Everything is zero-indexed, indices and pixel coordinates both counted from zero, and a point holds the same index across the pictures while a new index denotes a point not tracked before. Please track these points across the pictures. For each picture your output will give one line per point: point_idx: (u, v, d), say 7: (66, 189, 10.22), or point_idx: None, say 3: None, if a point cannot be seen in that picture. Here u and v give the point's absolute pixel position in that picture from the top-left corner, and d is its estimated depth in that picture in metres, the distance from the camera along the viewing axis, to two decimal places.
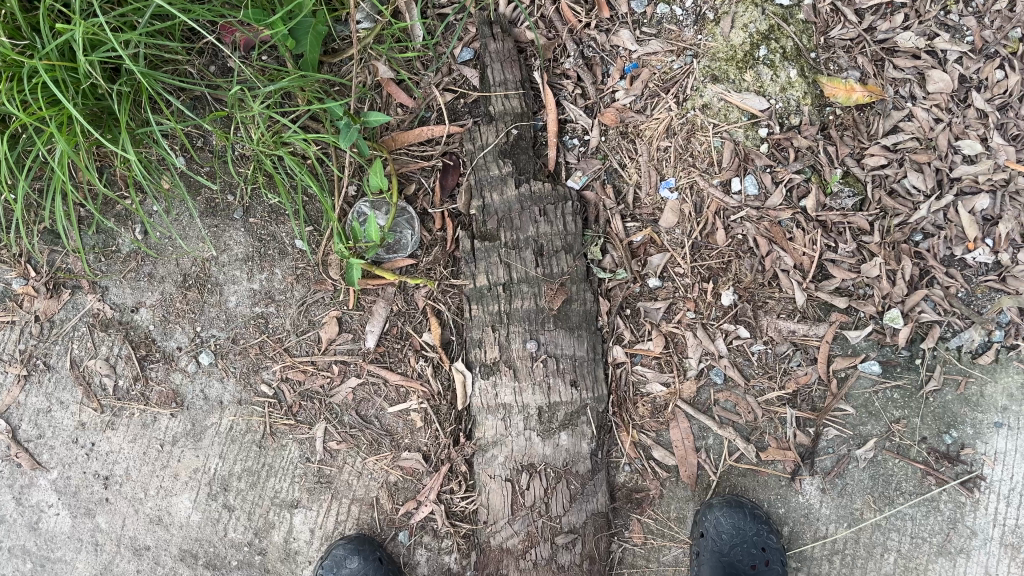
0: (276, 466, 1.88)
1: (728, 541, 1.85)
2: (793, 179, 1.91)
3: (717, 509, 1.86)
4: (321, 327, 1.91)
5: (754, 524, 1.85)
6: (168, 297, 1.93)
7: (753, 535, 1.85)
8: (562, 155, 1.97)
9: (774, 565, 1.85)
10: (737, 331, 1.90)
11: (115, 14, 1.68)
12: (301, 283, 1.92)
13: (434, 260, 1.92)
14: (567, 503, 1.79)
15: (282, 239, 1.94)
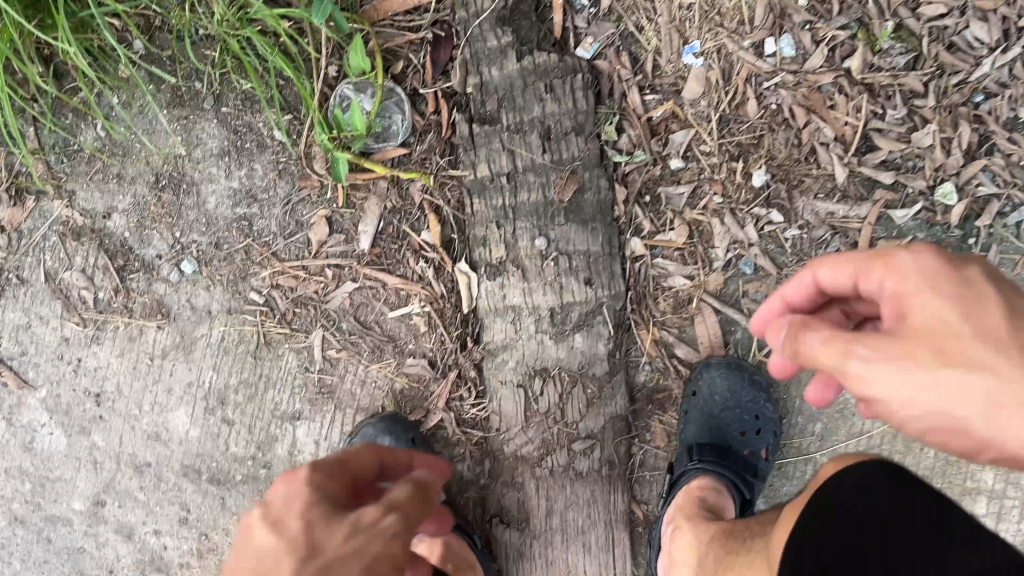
0: (274, 377, 1.77)
1: (720, 404, 1.70)
2: (836, 37, 1.66)
3: (714, 369, 1.70)
4: (310, 228, 1.75)
5: (751, 390, 1.69)
6: (141, 200, 1.77)
7: (747, 401, 1.70)
8: (570, 20, 1.70)
9: (766, 435, 1.69)
10: (769, 216, 1.71)
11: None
12: (284, 180, 1.75)
13: (427, 149, 1.72)
14: (584, 409, 1.66)
15: (259, 129, 1.75)
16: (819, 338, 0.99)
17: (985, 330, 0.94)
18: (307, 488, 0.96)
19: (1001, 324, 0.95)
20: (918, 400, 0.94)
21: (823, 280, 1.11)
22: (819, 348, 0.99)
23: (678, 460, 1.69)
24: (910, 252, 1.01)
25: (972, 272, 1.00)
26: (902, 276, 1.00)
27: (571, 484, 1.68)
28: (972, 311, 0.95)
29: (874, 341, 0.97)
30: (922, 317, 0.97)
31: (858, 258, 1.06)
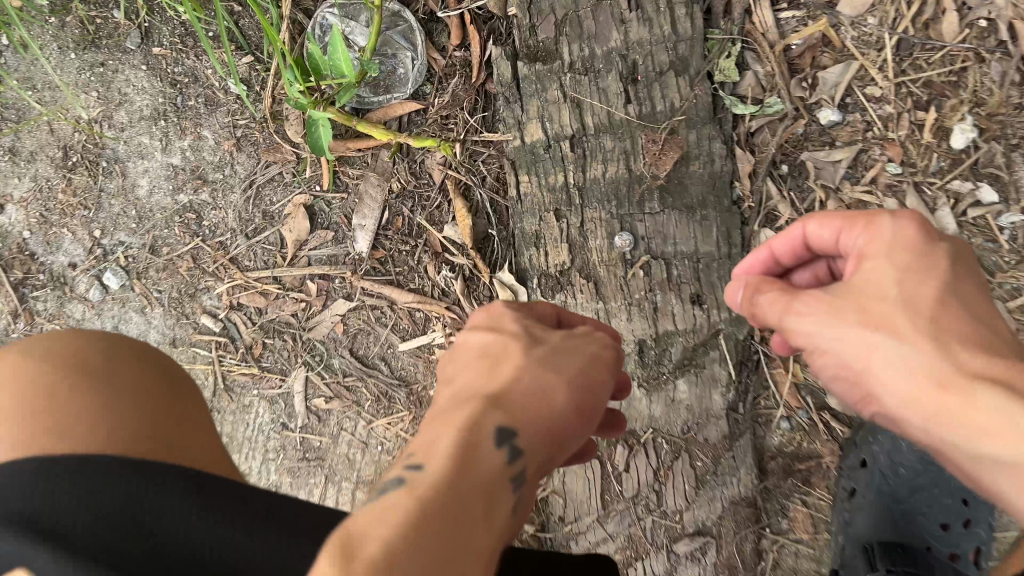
0: (240, 438, 1.24)
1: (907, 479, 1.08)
2: None
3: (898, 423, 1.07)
4: (282, 222, 1.21)
5: None
6: (48, 185, 1.25)
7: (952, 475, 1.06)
8: None
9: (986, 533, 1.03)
10: (977, 193, 1.08)
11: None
12: (244, 151, 1.21)
13: (448, 101, 1.17)
14: (692, 493, 1.11)
15: (207, 78, 1.21)
16: (764, 299, 0.72)
17: (929, 322, 0.64)
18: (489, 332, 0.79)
19: (956, 319, 0.65)
20: (834, 366, 0.70)
21: (781, 246, 0.81)
22: (769, 300, 0.71)
23: (848, 561, 1.08)
24: (892, 217, 0.70)
25: (951, 256, 0.69)
26: (858, 242, 0.71)
27: None
28: (916, 287, 0.66)
29: (817, 298, 0.68)
30: (862, 289, 0.68)
31: (840, 218, 0.73)
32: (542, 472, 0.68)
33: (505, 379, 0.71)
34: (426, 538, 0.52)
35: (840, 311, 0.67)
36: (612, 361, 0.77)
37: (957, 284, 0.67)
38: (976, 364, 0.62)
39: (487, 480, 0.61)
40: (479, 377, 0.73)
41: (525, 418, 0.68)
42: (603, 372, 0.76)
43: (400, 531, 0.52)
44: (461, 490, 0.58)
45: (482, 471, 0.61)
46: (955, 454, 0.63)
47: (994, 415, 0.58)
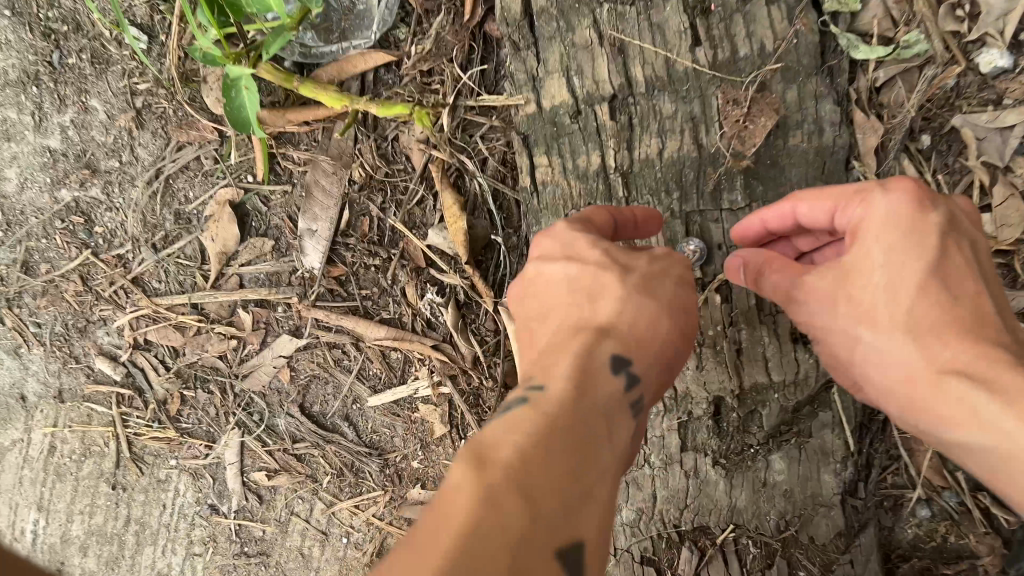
0: (154, 525, 0.90)
1: None
2: None
3: None
4: (202, 228, 0.86)
5: None
6: None
7: None
8: None
9: None
10: None
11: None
12: (147, 129, 0.86)
13: (429, 50, 0.79)
14: None
15: (90, 26, 0.85)
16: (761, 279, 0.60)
17: (925, 314, 0.52)
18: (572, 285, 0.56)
19: (951, 301, 0.53)
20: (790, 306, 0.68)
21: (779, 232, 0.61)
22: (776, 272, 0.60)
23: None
24: (884, 195, 0.53)
25: (947, 232, 0.53)
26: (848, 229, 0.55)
27: None
28: (904, 270, 0.53)
29: (824, 273, 0.57)
30: (857, 283, 0.54)
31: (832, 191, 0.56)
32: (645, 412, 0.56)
33: (610, 319, 0.54)
34: (552, 466, 0.41)
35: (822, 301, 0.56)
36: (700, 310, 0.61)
37: (951, 265, 0.53)
38: (964, 360, 0.51)
39: (606, 411, 0.49)
40: (569, 314, 0.55)
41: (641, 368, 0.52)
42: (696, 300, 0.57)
43: (529, 442, 0.43)
44: (584, 406, 0.48)
45: (605, 392, 0.49)
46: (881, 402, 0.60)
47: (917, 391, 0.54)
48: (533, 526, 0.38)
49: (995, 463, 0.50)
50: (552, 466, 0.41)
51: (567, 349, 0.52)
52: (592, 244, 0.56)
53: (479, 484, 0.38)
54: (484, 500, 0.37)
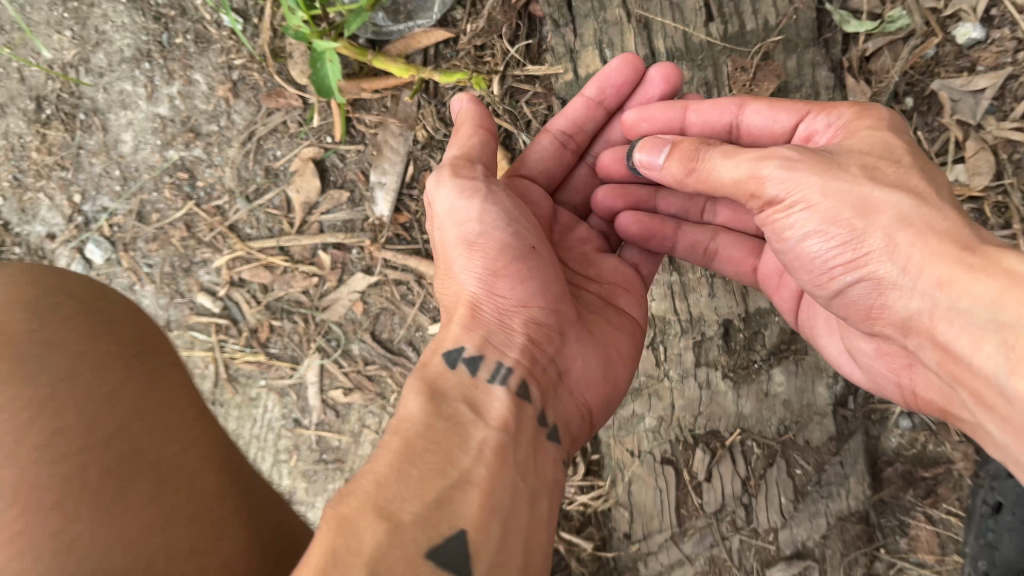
0: (246, 435, 1.06)
1: None
2: None
3: None
4: (288, 181, 1.01)
5: None
6: (20, 142, 1.07)
7: None
8: None
9: None
10: None
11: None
12: (241, 97, 1.01)
13: (481, 28, 0.93)
14: (789, 507, 0.90)
15: (196, 11, 1.01)
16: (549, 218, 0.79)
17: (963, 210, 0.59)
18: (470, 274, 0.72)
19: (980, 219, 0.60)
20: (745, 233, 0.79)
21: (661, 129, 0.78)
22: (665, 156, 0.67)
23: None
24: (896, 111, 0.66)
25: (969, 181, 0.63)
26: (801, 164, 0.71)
27: None
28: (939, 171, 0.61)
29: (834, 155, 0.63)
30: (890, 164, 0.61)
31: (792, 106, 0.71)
32: (564, 366, 0.71)
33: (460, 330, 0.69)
34: (408, 482, 0.53)
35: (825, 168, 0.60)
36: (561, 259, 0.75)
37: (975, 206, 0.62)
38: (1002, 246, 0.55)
39: (465, 396, 0.64)
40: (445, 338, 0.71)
41: (494, 335, 0.68)
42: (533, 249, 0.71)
43: (380, 478, 0.53)
44: (436, 430, 0.59)
45: (454, 380, 0.65)
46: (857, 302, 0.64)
47: (934, 262, 0.56)
48: (389, 546, 0.49)
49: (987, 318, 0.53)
50: (402, 493, 0.53)
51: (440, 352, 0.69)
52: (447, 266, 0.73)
53: (333, 520, 0.49)
54: (342, 530, 0.49)
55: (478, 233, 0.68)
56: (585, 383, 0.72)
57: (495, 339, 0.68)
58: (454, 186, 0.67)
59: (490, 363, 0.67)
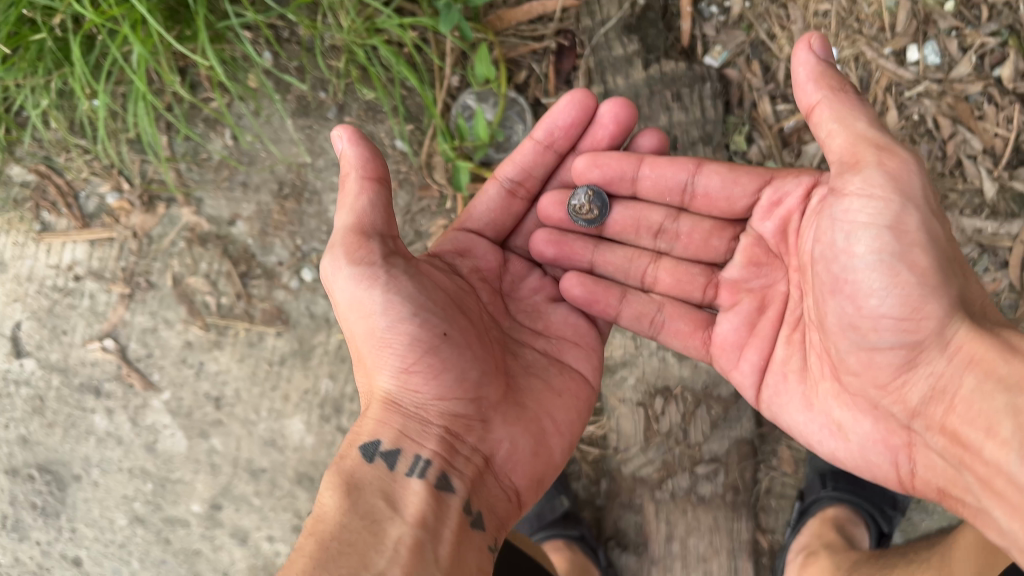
0: None
1: None
2: (986, 44, 1.60)
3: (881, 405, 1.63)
4: (428, 239, 1.76)
5: None
6: (265, 207, 1.81)
7: None
8: (698, 27, 1.72)
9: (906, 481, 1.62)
10: None
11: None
12: (404, 189, 1.77)
13: None
14: (708, 431, 1.60)
15: (381, 139, 1.77)
16: (453, 314, 1.24)
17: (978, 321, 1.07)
18: (382, 343, 1.19)
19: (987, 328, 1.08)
20: (830, 281, 1.13)
21: (608, 170, 1.45)
22: (842, 118, 1.11)
23: (809, 484, 1.62)
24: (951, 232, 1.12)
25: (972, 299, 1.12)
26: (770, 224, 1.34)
27: (693, 510, 1.60)
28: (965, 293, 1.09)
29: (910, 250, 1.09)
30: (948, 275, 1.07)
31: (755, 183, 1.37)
32: (478, 444, 1.24)
33: (376, 424, 1.20)
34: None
35: (903, 223, 1.04)
36: (465, 342, 1.23)
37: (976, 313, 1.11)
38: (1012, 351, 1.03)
39: (366, 520, 1.07)
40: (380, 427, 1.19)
41: (410, 433, 1.19)
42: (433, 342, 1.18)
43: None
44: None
45: (372, 475, 1.15)
46: (878, 354, 1.10)
47: (967, 344, 1.04)
48: None
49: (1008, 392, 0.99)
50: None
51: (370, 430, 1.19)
52: (369, 363, 1.23)
53: None
54: None
55: (384, 329, 1.17)
56: (516, 453, 1.27)
57: (417, 433, 1.19)
58: (355, 273, 1.17)
59: (409, 454, 1.17)
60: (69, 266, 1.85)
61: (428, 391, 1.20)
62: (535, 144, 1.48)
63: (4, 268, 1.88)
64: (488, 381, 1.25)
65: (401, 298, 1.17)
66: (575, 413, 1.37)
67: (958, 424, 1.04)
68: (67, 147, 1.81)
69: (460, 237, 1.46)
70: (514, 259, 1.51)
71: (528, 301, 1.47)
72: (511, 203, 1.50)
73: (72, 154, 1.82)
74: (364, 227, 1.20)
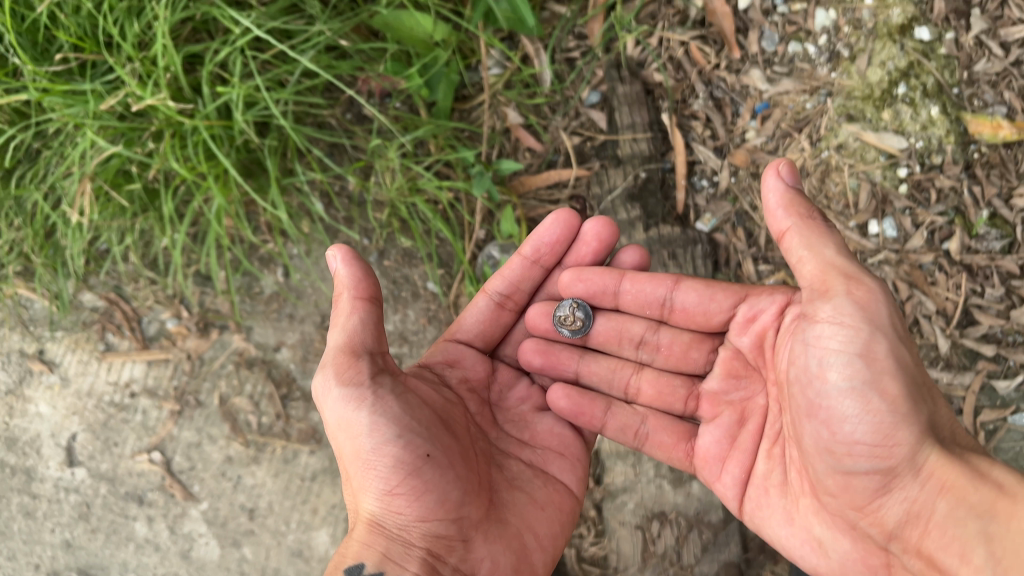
0: None
1: None
2: (936, 221, 1.89)
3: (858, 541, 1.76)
4: None
5: None
6: (307, 337, 2.03)
7: None
8: (692, 198, 2.03)
9: None
10: None
11: (262, 29, 1.72)
12: (433, 325, 2.01)
13: None
14: (699, 553, 1.77)
15: (415, 281, 2.03)
16: (439, 431, 1.33)
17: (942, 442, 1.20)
18: (372, 465, 1.27)
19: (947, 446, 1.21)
20: (807, 406, 1.23)
21: (592, 284, 1.60)
22: (811, 242, 1.25)
23: None
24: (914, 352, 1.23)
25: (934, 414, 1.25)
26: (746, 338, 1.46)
27: None
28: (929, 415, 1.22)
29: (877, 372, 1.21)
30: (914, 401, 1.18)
31: (731, 301, 1.50)
32: (462, 563, 1.32)
33: (364, 538, 1.29)
34: None
35: (873, 354, 1.16)
36: (449, 462, 1.31)
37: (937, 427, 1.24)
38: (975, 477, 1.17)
39: None
40: (368, 544, 1.28)
41: (393, 556, 1.26)
42: (423, 465, 1.27)
43: None
44: None
45: None
46: (855, 478, 1.21)
47: (936, 470, 1.17)
48: None
49: (980, 519, 1.14)
50: None
51: (359, 547, 1.29)
52: (356, 483, 1.31)
53: None
54: None
55: (369, 451, 1.26)
56: (499, 572, 1.34)
57: (401, 556, 1.27)
58: (344, 395, 1.27)
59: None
60: (127, 382, 2.07)
61: (411, 513, 1.28)
62: (523, 259, 1.63)
63: (67, 382, 2.09)
64: (466, 499, 1.32)
65: (387, 420, 1.26)
66: (557, 524, 1.48)
67: (933, 547, 1.18)
68: (137, 277, 2.05)
69: (450, 348, 1.58)
70: (502, 367, 1.64)
71: (515, 410, 1.59)
72: (500, 313, 1.63)
73: (140, 284, 2.07)
74: (354, 348, 1.30)
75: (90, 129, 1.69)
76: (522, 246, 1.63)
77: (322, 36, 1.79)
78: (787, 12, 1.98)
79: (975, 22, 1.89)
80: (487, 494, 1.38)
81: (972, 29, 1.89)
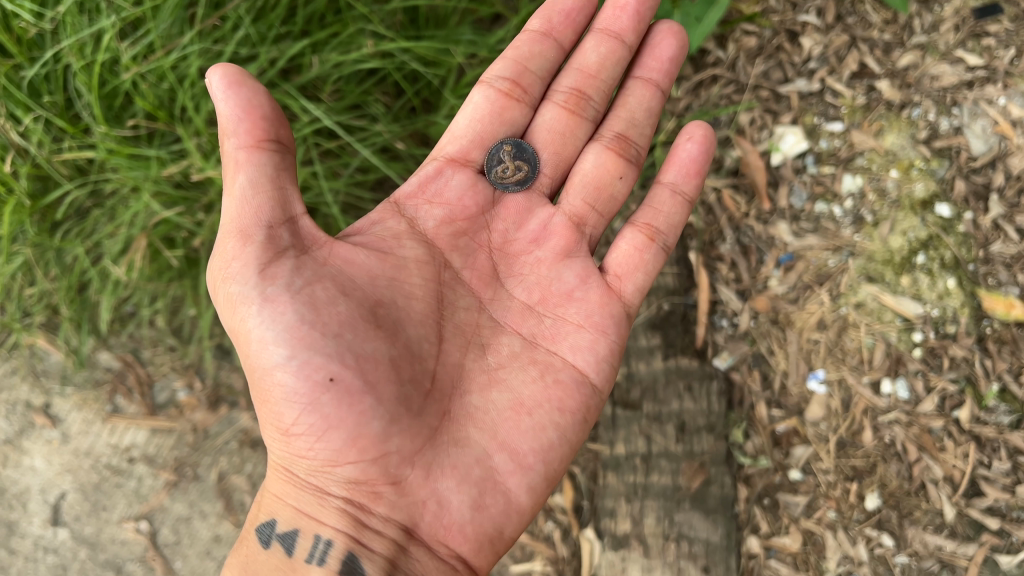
0: None
1: None
2: (947, 388, 1.92)
3: None
4: None
5: None
6: None
7: None
8: (711, 334, 2.09)
9: None
10: (880, 538, 1.89)
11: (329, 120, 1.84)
12: None
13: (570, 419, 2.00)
14: None
15: None
16: (351, 339, 1.29)
17: None
18: (260, 407, 1.33)
19: None
20: None
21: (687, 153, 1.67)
22: None
23: None
24: None
25: None
26: None
27: None
28: None
29: None
30: None
31: None
32: (394, 504, 1.34)
33: (275, 476, 1.39)
34: None
35: None
36: (365, 386, 1.29)
37: None
38: None
39: None
40: (283, 480, 1.38)
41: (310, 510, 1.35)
42: (306, 407, 1.28)
43: None
44: None
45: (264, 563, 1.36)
46: None
47: None
48: None
49: None
50: None
51: (277, 483, 1.39)
52: (259, 413, 1.35)
53: None
54: None
55: (260, 373, 1.30)
56: (446, 515, 1.36)
57: (319, 511, 1.35)
58: (233, 296, 1.29)
59: (308, 534, 1.35)
60: (127, 447, 2.06)
61: (320, 453, 1.31)
62: (534, 34, 1.68)
63: (67, 440, 2.08)
64: (387, 427, 1.30)
65: (279, 332, 1.27)
66: (545, 430, 1.43)
67: None
68: (157, 342, 2.07)
69: (440, 171, 1.57)
70: (513, 202, 1.61)
71: (525, 257, 1.57)
72: (507, 104, 1.65)
73: (158, 350, 2.07)
74: (247, 236, 1.30)
75: (147, 194, 1.76)
76: (531, 22, 1.68)
77: (380, 136, 1.90)
78: (816, 173, 2.11)
79: (994, 205, 1.99)
80: (429, 420, 1.35)
81: (989, 212, 1.99)
